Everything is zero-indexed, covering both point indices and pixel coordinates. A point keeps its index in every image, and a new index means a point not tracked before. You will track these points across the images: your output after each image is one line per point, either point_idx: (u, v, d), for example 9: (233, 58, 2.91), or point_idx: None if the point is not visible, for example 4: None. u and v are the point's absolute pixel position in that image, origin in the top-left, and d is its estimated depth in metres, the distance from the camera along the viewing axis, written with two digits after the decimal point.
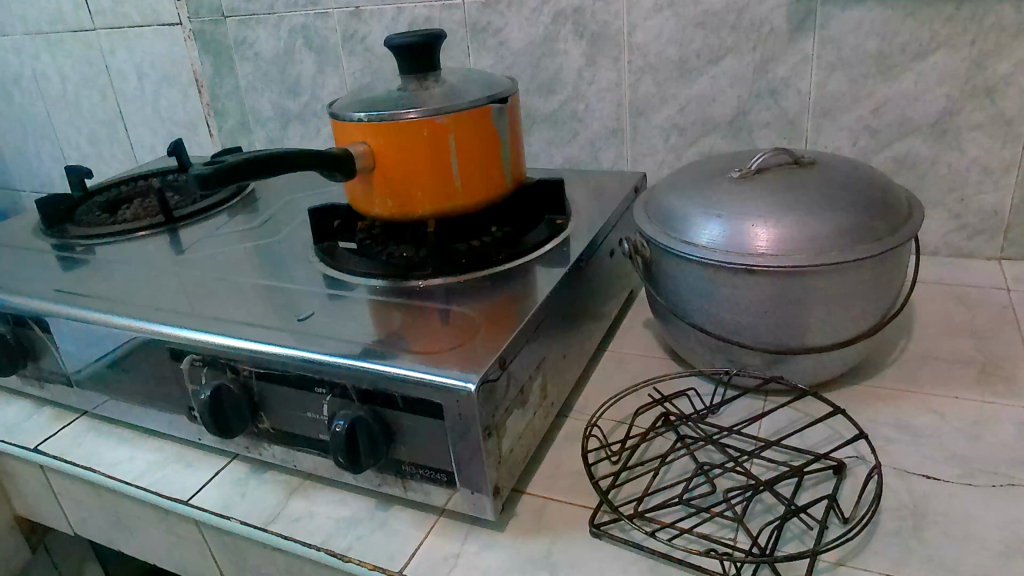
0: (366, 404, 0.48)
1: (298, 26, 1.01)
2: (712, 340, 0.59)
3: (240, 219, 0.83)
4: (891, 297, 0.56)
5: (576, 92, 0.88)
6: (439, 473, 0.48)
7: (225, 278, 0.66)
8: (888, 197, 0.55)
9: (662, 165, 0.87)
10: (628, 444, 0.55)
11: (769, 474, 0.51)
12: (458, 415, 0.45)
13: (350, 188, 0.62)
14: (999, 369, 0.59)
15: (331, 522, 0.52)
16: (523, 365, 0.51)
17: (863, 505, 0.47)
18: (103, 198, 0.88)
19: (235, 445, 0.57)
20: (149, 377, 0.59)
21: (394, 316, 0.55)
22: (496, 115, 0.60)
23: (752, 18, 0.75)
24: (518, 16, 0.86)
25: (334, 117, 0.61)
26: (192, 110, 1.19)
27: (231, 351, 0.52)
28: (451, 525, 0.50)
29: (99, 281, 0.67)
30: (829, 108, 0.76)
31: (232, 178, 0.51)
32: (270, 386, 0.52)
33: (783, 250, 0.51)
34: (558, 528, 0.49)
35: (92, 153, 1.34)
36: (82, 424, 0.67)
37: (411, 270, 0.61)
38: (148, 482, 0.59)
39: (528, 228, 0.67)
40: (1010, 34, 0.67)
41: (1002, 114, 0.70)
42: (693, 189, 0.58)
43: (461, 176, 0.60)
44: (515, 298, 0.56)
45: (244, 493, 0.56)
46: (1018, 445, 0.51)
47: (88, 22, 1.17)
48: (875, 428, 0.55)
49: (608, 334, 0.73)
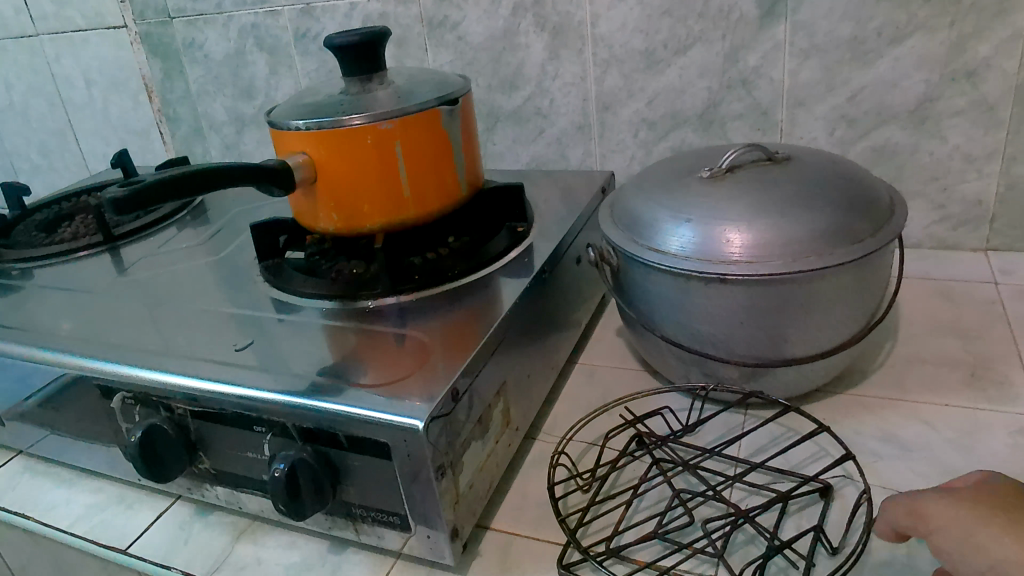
0: (310, 443, 0.44)
1: (247, 26, 0.96)
2: (686, 353, 0.55)
3: (188, 234, 0.78)
4: (874, 301, 0.53)
5: (539, 87, 0.83)
6: (391, 515, 0.44)
7: (165, 303, 0.61)
8: (869, 193, 0.52)
9: (632, 161, 0.84)
10: (599, 472, 0.51)
11: (751, 500, 0.47)
12: (407, 455, 0.41)
13: (293, 202, 0.58)
14: (988, 372, 0.56)
15: (280, 569, 0.48)
16: (481, 391, 0.47)
17: (850, 533, 0.43)
18: (43, 216, 0.83)
19: (177, 487, 0.53)
20: (82, 416, 0.55)
21: (343, 342, 0.51)
22: (447, 118, 0.56)
23: (720, 5, 0.71)
24: (476, 9, 0.82)
25: (272, 126, 0.56)
26: (144, 117, 1.14)
27: (162, 389, 0.48)
28: (409, 569, 0.47)
29: (31, 311, 0.63)
30: (804, 97, 0.73)
31: (152, 201, 0.46)
32: (207, 425, 0.48)
33: (758, 256, 0.48)
34: (525, 569, 0.45)
35: (43, 165, 1.28)
36: (18, 465, 0.63)
37: (361, 289, 0.57)
38: (85, 528, 0.55)
39: (488, 237, 0.63)
40: (990, 15, 0.64)
41: (984, 99, 0.67)
42: (661, 191, 0.54)
43: (411, 186, 0.55)
44: (474, 316, 0.52)
45: (187, 539, 0.52)
46: (1014, 456, 0.48)
47: (29, 27, 1.11)
48: (860, 442, 0.51)
49: (579, 346, 0.69)
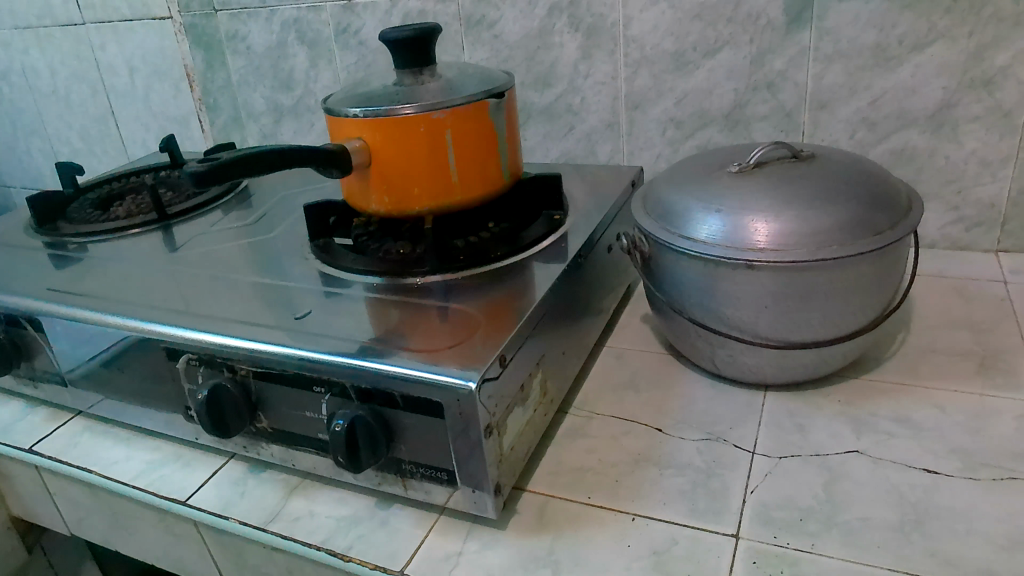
0: (366, 403, 0.48)
1: (290, 19, 1.01)
2: (711, 335, 0.59)
3: (235, 216, 0.82)
4: (890, 292, 0.56)
5: (572, 85, 0.87)
6: (440, 471, 0.48)
7: (219, 275, 0.65)
8: (888, 190, 0.55)
9: (659, 158, 0.87)
10: (614, 451, 0.56)
11: (755, 467, 0.53)
12: (458, 413, 0.45)
13: (347, 184, 0.62)
14: (997, 363, 0.61)
15: (332, 521, 0.52)
16: (523, 362, 0.51)
17: (841, 500, 0.49)
18: (95, 195, 0.88)
19: (233, 445, 0.57)
20: (143, 377, 0.58)
21: (389, 313, 0.55)
22: (493, 110, 0.60)
23: (749, 10, 0.75)
24: (513, 9, 0.86)
25: (329, 113, 0.60)
26: (184, 105, 1.18)
27: (226, 351, 0.52)
28: (452, 524, 0.51)
29: (94, 280, 0.66)
30: (827, 100, 0.76)
31: (224, 177, 0.50)
32: (268, 385, 0.52)
33: (784, 245, 0.51)
34: (560, 527, 0.49)
35: (82, 149, 1.32)
36: (77, 424, 0.66)
37: (408, 267, 0.61)
38: (145, 482, 0.58)
39: (526, 224, 0.67)
40: (1007, 26, 0.67)
41: (1000, 106, 0.70)
42: (692, 184, 0.58)
43: (458, 172, 0.59)
44: (514, 294, 0.56)
45: (243, 493, 0.56)
46: (1019, 438, 0.53)
47: (77, 16, 1.16)
48: (875, 422, 0.56)
49: (606, 331, 0.73)
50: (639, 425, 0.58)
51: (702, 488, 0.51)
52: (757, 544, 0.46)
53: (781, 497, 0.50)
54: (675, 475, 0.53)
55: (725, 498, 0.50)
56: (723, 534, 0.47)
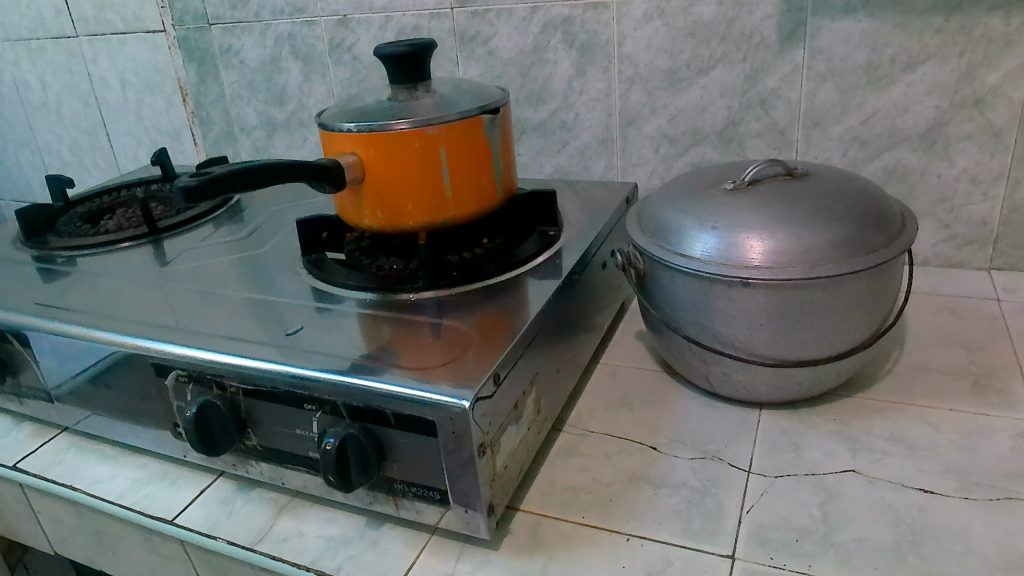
0: (357, 421, 0.47)
1: (284, 34, 1.00)
2: (705, 353, 0.58)
3: (227, 230, 0.82)
4: (884, 310, 0.56)
5: (566, 102, 0.88)
6: (431, 490, 0.47)
7: (210, 290, 0.64)
8: (882, 208, 0.55)
9: (652, 174, 0.87)
10: (609, 471, 0.55)
11: (751, 485, 0.52)
12: (451, 432, 0.44)
13: (340, 199, 0.61)
14: (991, 382, 0.61)
15: (321, 541, 0.51)
16: (517, 380, 0.51)
17: (837, 520, 0.48)
18: (84, 209, 0.87)
19: (221, 462, 0.56)
20: (131, 393, 0.57)
21: (381, 330, 0.54)
22: (488, 126, 0.60)
23: (742, 29, 0.76)
24: (507, 26, 0.86)
25: (323, 127, 0.60)
26: (177, 118, 1.17)
27: (216, 367, 0.51)
28: (444, 544, 0.50)
29: (82, 294, 0.65)
30: (820, 119, 0.77)
31: (216, 191, 0.49)
32: (258, 403, 0.51)
33: (779, 263, 0.51)
34: (553, 546, 0.49)
35: (72, 162, 1.31)
36: (62, 441, 0.65)
37: (401, 283, 0.60)
38: (131, 501, 0.57)
39: (520, 240, 0.67)
40: (998, 46, 0.68)
41: (991, 125, 0.71)
42: (686, 201, 0.57)
43: (452, 188, 0.59)
44: (507, 311, 0.55)
45: (230, 512, 0.55)
46: (1014, 458, 0.52)
47: (70, 29, 1.15)
48: (870, 440, 0.56)
49: (600, 348, 0.73)
50: (633, 443, 0.58)
51: (697, 508, 0.50)
52: (753, 565, 0.46)
53: (776, 518, 0.49)
54: (669, 494, 0.52)
55: (720, 518, 0.49)
56: (718, 555, 0.47)
